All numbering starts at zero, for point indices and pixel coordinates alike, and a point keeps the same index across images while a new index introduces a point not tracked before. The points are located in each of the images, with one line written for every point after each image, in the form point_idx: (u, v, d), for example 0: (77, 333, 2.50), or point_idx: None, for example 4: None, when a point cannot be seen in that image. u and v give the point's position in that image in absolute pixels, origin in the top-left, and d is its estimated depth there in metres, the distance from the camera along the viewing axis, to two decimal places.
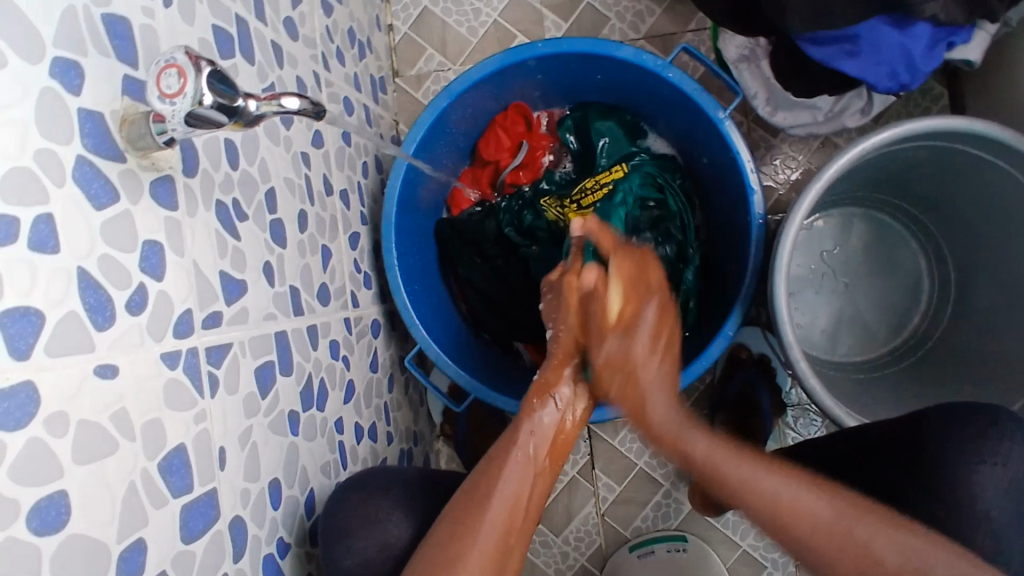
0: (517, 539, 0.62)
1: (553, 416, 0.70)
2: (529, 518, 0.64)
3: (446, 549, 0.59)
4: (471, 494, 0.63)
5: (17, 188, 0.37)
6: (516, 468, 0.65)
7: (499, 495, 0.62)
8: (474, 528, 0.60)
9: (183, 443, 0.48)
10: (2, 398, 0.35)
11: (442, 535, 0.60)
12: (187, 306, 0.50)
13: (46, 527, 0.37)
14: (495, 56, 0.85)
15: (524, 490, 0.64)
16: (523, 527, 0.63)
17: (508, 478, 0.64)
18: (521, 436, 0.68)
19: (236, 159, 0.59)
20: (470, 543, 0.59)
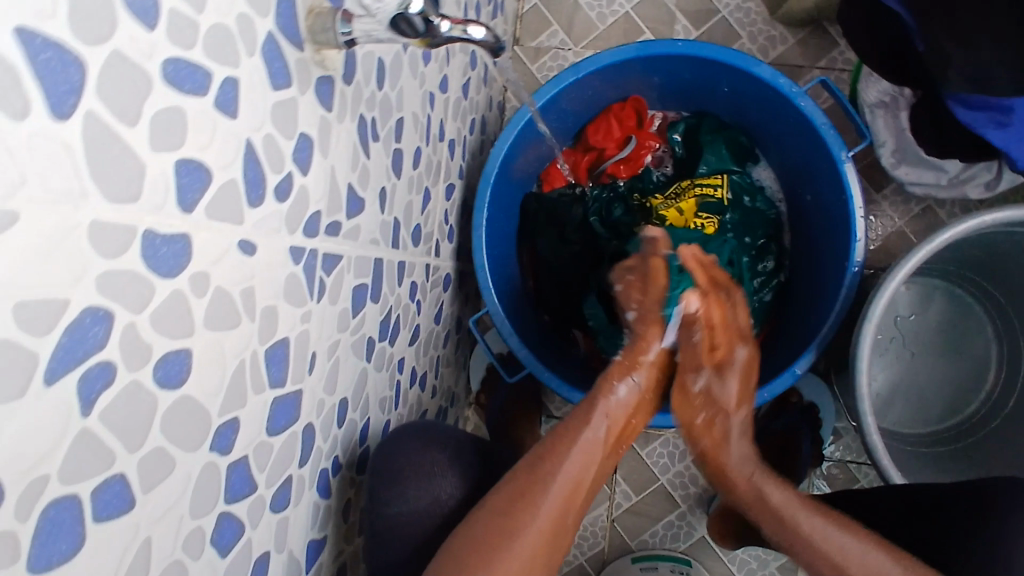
0: (571, 520, 0.66)
1: (628, 396, 0.74)
2: (589, 492, 0.69)
3: (505, 516, 0.62)
4: (526, 474, 0.65)
5: (216, 44, 0.37)
6: (586, 450, 0.69)
7: (561, 478, 0.66)
8: (532, 503, 0.63)
9: (286, 337, 0.48)
10: (163, 242, 0.35)
11: (499, 507, 0.62)
12: (318, 208, 0.50)
13: (168, 382, 0.37)
14: (632, 45, 0.84)
15: (587, 470, 0.68)
16: (582, 503, 0.67)
17: (574, 460, 0.67)
18: (596, 417, 0.71)
19: (382, 79, 0.59)
20: (525, 517, 0.62)
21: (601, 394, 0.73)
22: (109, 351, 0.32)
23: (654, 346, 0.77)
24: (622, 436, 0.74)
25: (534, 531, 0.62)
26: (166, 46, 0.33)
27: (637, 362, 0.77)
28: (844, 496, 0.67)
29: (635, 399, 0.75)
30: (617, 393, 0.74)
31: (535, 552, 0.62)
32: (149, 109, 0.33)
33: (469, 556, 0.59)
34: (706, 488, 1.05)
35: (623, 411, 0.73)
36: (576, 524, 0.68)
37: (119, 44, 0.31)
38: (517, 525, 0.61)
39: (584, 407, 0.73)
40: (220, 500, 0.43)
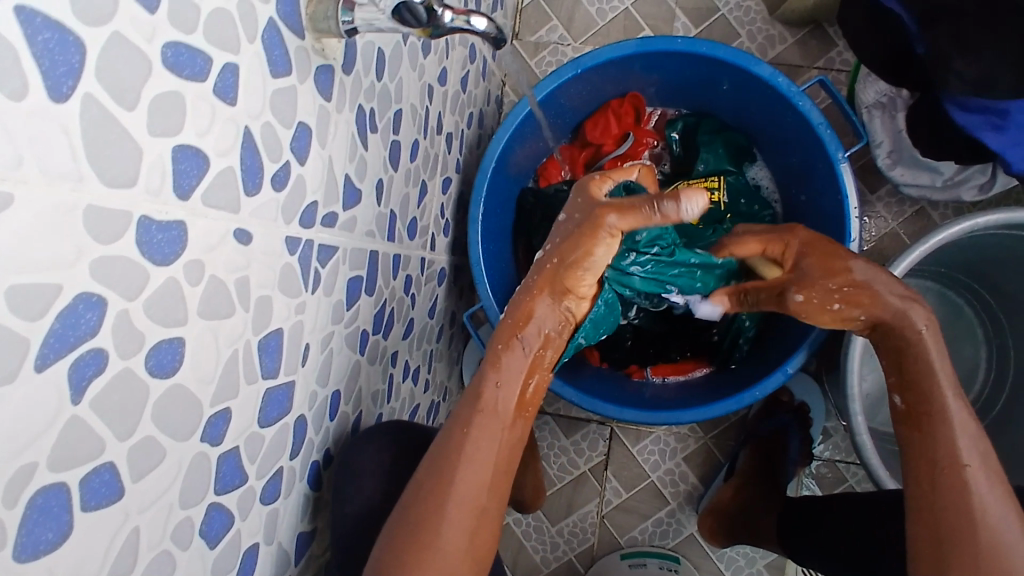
0: (494, 503, 0.59)
1: (524, 360, 0.64)
2: (502, 480, 0.60)
3: (417, 508, 0.56)
4: (439, 458, 0.58)
5: (217, 29, 0.36)
6: (485, 430, 0.60)
7: (472, 463, 0.58)
8: (449, 487, 0.57)
9: (281, 328, 0.47)
10: (159, 229, 0.34)
11: (422, 490, 0.57)
12: (315, 198, 0.50)
13: (161, 370, 0.36)
14: (632, 41, 0.84)
15: (489, 445, 0.59)
16: (501, 485, 0.59)
17: (478, 441, 0.59)
18: (486, 391, 0.61)
19: (382, 69, 0.59)
20: (443, 510, 0.56)
21: (489, 360, 0.64)
22: (102, 337, 0.32)
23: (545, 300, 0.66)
24: (524, 404, 0.63)
25: (455, 513, 0.56)
26: (166, 29, 0.33)
27: (523, 318, 0.65)
28: (945, 459, 0.60)
29: (529, 361, 0.64)
30: (507, 358, 0.63)
31: (468, 534, 0.57)
32: (148, 93, 0.32)
33: (402, 543, 0.56)
34: (696, 486, 1.06)
35: (514, 376, 0.63)
36: (502, 511, 0.60)
37: (119, 26, 0.30)
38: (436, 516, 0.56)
39: (476, 381, 0.63)
40: (210, 491, 0.43)
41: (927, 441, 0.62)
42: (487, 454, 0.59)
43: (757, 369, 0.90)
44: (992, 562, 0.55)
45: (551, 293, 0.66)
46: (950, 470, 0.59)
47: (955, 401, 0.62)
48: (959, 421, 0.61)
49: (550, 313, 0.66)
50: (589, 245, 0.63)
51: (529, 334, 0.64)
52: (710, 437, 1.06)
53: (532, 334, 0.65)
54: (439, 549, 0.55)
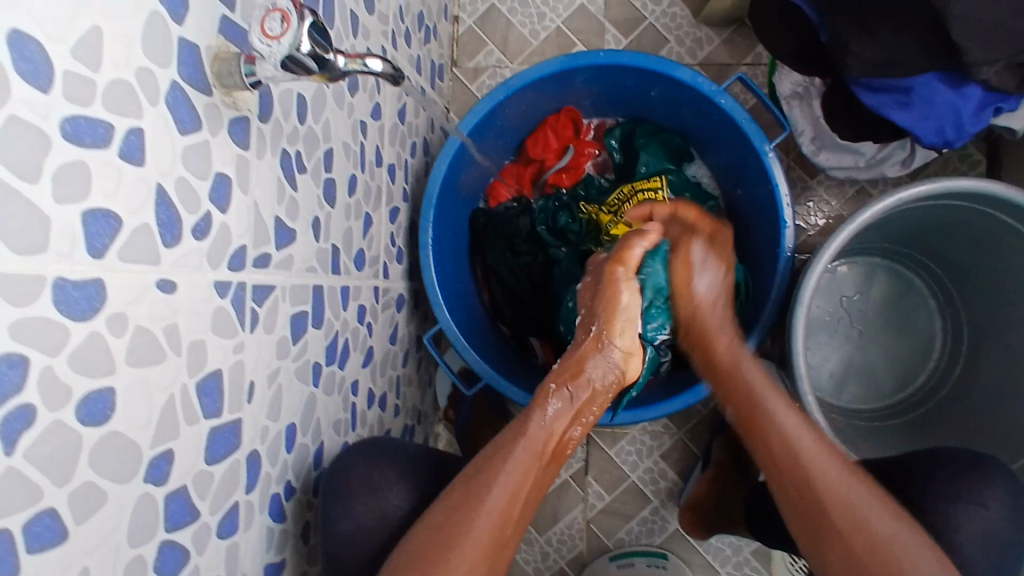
0: (511, 532, 0.64)
1: (554, 417, 0.71)
2: (523, 512, 0.66)
3: (445, 526, 0.61)
4: (467, 484, 0.64)
5: (116, 97, 0.39)
6: (522, 464, 0.67)
7: (501, 489, 0.64)
8: (472, 513, 0.62)
9: (219, 368, 0.50)
10: (75, 288, 0.37)
11: (434, 523, 0.62)
12: (243, 242, 0.52)
13: (92, 419, 0.39)
14: (557, 58, 0.87)
15: (525, 482, 0.66)
16: (519, 517, 0.65)
17: (511, 473, 0.65)
18: (531, 427, 0.70)
19: (304, 113, 0.62)
20: (460, 536, 0.61)
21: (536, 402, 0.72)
22: (28, 394, 0.34)
23: (592, 355, 0.75)
24: (560, 450, 0.72)
25: (474, 539, 0.61)
26: (64, 105, 0.36)
27: (576, 370, 0.74)
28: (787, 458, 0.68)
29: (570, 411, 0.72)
30: (552, 403, 0.72)
31: (472, 568, 0.60)
32: (50, 164, 0.35)
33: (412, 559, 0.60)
34: (676, 482, 1.07)
35: (561, 424, 0.72)
36: (518, 535, 0.66)
37: (15, 109, 0.33)
38: (458, 537, 0.60)
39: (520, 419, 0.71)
40: (159, 529, 0.45)
41: (769, 449, 0.70)
42: (517, 482, 0.65)
43: None
44: (851, 527, 0.63)
45: (595, 347, 0.76)
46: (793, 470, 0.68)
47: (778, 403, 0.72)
48: (788, 422, 0.70)
49: (601, 366, 0.75)
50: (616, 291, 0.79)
51: (582, 387, 0.74)
52: (684, 431, 1.08)
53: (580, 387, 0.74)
54: (449, 567, 0.59)
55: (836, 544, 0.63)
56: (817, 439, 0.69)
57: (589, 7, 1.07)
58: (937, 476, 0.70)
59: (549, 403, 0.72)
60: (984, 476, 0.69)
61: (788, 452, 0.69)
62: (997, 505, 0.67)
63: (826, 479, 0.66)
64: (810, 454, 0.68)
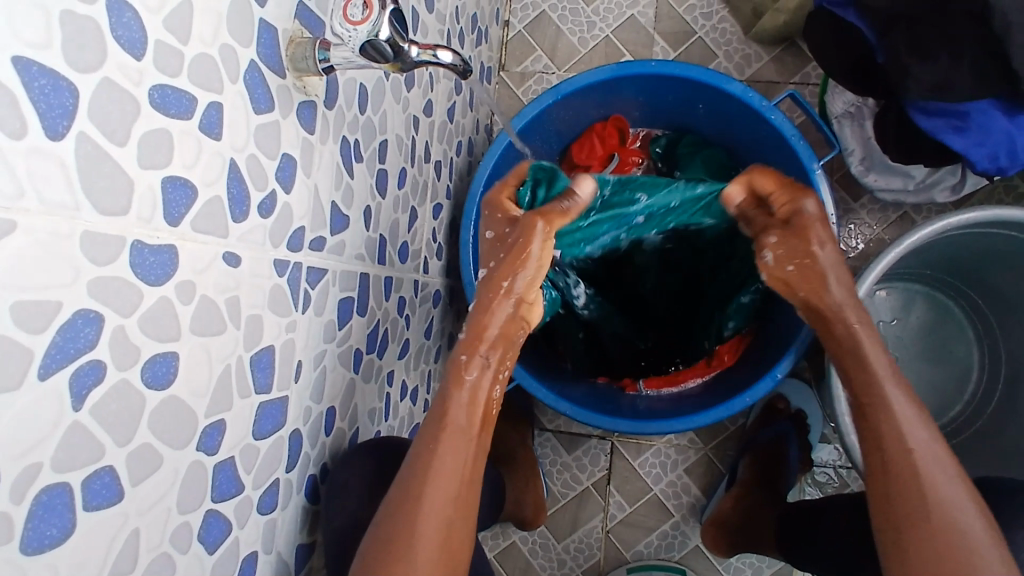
0: (463, 529, 0.58)
1: (479, 390, 0.62)
2: (472, 494, 0.59)
3: (394, 528, 0.55)
4: (408, 479, 0.57)
5: (200, 71, 0.40)
6: (454, 446, 0.59)
7: (441, 478, 0.57)
8: (418, 513, 0.56)
9: (272, 345, 0.51)
10: (151, 252, 0.38)
11: (389, 510, 0.57)
12: (302, 224, 0.53)
13: (156, 382, 0.40)
14: (609, 66, 0.88)
15: (460, 464, 0.59)
16: (470, 504, 0.59)
17: (447, 458, 0.58)
18: (450, 406, 0.61)
19: (364, 103, 0.63)
20: (414, 533, 0.55)
21: (453, 378, 0.63)
22: (100, 350, 0.35)
23: (502, 308, 0.65)
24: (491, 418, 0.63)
25: (426, 542, 0.55)
26: (153, 74, 0.37)
27: (482, 329, 0.65)
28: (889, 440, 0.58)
29: (493, 376, 0.64)
30: (471, 374, 0.63)
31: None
32: (137, 132, 0.36)
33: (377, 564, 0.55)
34: (699, 498, 1.07)
35: (483, 388, 0.63)
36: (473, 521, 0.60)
37: (108, 73, 0.34)
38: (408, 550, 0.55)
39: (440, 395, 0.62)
40: (206, 498, 0.46)
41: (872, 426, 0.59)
42: (456, 468, 0.58)
43: (751, 375, 0.91)
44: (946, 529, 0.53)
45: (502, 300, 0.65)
46: (890, 443, 0.58)
47: (895, 386, 0.60)
48: (895, 402, 0.59)
49: (507, 319, 0.66)
50: (528, 243, 0.66)
51: (491, 345, 0.65)
52: (710, 447, 1.08)
53: (491, 350, 0.65)
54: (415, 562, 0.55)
55: (917, 549, 0.53)
56: (930, 430, 0.58)
57: (640, 19, 1.08)
58: None
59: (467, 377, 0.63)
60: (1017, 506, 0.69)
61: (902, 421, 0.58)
62: None
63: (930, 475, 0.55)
64: (915, 439, 0.57)
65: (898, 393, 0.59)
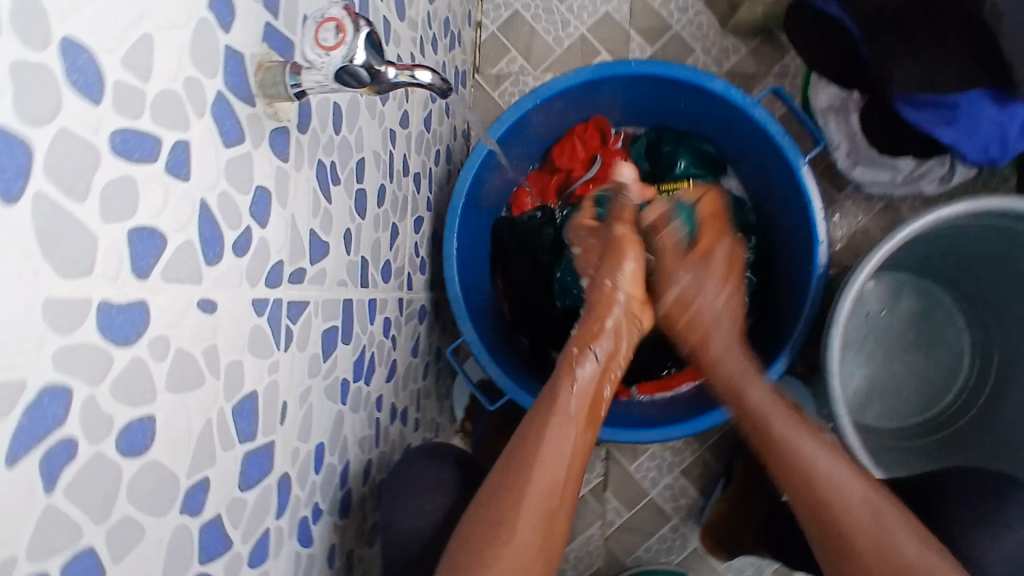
0: (562, 513, 0.64)
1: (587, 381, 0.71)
2: (574, 480, 0.65)
3: (494, 510, 0.61)
4: (520, 457, 0.64)
5: (164, 109, 0.37)
6: (561, 428, 0.66)
7: (547, 462, 0.64)
8: (519, 494, 0.62)
9: (255, 390, 0.48)
10: (119, 311, 0.35)
11: (493, 488, 0.63)
12: (280, 257, 0.50)
13: (132, 449, 0.37)
14: (588, 68, 0.86)
15: (568, 450, 0.66)
16: (568, 492, 0.64)
17: (557, 440, 0.65)
18: (561, 395, 0.69)
19: (339, 123, 0.60)
20: (514, 510, 0.61)
21: (563, 368, 0.72)
22: (70, 426, 0.32)
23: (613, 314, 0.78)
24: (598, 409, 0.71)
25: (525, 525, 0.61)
26: (113, 118, 0.34)
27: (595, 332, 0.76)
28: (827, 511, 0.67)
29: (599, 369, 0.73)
30: (582, 367, 0.72)
31: (526, 564, 0.60)
32: (99, 182, 0.33)
33: (473, 545, 0.60)
34: (696, 499, 1.06)
35: (594, 383, 0.72)
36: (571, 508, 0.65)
37: (65, 123, 0.31)
38: (505, 533, 0.60)
39: (551, 386, 0.71)
40: (193, 562, 0.43)
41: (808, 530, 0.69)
42: (559, 450, 0.65)
43: None
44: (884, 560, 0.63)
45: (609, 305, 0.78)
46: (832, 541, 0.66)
47: (827, 458, 0.69)
48: (822, 462, 0.68)
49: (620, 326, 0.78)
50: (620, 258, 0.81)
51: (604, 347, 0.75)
52: (705, 448, 1.06)
53: (602, 348, 0.75)
54: (511, 544, 0.59)
55: None
56: (847, 469, 0.68)
57: (615, 16, 1.06)
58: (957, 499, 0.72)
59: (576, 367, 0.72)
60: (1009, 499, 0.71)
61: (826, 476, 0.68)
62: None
63: (851, 510, 0.65)
64: (828, 481, 0.67)
65: (824, 457, 0.68)
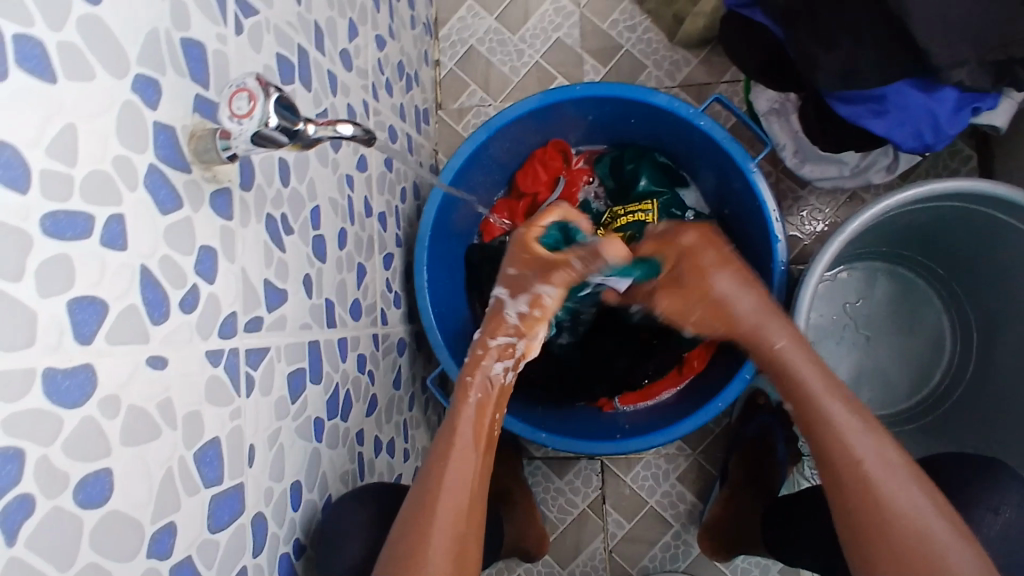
0: (470, 538, 0.60)
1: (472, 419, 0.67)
2: (477, 506, 0.63)
3: (408, 541, 0.58)
4: (424, 491, 0.61)
5: (94, 188, 0.41)
6: (463, 462, 0.63)
7: (451, 491, 0.61)
8: (429, 521, 0.59)
9: (217, 437, 0.51)
10: (65, 376, 0.38)
11: (406, 520, 0.60)
12: (233, 310, 0.53)
13: (91, 502, 0.40)
14: (536, 96, 0.90)
15: (466, 475, 0.63)
16: (473, 516, 0.61)
17: (456, 469, 0.62)
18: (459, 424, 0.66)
19: (287, 176, 0.63)
20: (424, 541, 0.58)
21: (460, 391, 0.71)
22: (27, 484, 0.36)
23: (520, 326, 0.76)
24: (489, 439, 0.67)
25: (437, 555, 0.57)
26: (42, 204, 0.37)
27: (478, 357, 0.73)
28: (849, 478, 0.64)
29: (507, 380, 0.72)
30: (474, 393, 0.70)
31: None
32: (32, 263, 0.36)
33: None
34: (695, 504, 1.06)
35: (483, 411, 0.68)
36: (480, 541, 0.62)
37: None
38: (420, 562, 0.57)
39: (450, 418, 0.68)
40: None
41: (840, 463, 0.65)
42: (458, 480, 0.62)
43: (723, 376, 0.91)
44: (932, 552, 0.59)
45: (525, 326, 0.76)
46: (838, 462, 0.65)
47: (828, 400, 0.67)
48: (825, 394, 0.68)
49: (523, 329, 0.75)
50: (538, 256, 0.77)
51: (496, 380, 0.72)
52: (699, 452, 1.07)
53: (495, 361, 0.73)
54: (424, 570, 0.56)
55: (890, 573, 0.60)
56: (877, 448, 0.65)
57: (566, 41, 1.10)
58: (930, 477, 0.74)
59: (469, 396, 0.69)
60: (975, 478, 0.73)
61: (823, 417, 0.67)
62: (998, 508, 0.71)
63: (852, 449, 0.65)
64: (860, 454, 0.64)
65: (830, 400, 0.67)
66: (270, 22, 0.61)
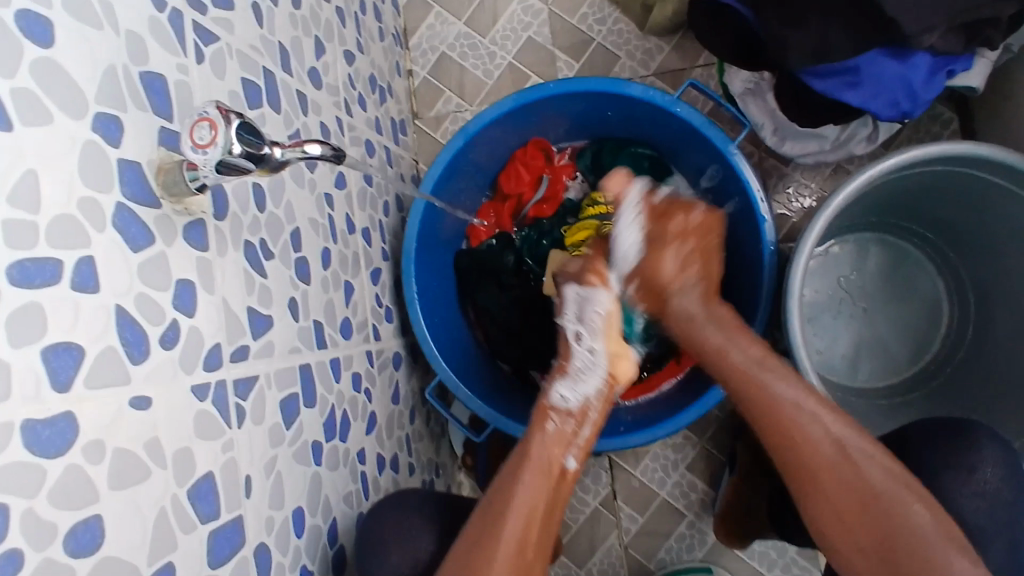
0: (534, 553, 0.67)
1: (547, 448, 0.74)
2: (547, 525, 0.69)
3: (468, 556, 0.64)
4: (495, 507, 0.68)
5: (60, 232, 0.40)
6: (537, 484, 0.71)
7: (520, 504, 0.68)
8: (495, 538, 0.65)
9: (211, 471, 0.50)
10: (45, 426, 0.37)
11: (468, 537, 0.66)
12: (217, 340, 0.53)
13: (84, 549, 0.39)
14: (509, 97, 0.89)
15: (540, 498, 0.70)
16: (540, 538, 0.68)
17: (527, 487, 0.70)
18: (533, 449, 0.74)
19: (263, 201, 0.63)
20: (490, 554, 0.64)
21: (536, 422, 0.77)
22: (13, 539, 0.35)
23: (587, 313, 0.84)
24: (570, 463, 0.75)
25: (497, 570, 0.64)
26: (7, 254, 0.36)
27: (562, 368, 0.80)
28: (861, 494, 0.68)
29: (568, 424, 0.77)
30: (551, 421, 0.76)
31: None
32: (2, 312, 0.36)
33: None
34: (707, 491, 1.06)
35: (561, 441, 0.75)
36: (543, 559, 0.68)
37: None
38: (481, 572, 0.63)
39: (524, 445, 0.75)
40: None
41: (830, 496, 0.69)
42: (532, 497, 0.69)
43: None
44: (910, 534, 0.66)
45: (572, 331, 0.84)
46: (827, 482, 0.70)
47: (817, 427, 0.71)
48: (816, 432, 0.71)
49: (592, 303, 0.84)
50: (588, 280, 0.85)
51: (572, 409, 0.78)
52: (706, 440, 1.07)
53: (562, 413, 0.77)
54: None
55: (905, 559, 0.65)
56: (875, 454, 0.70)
57: (537, 39, 1.09)
58: (936, 449, 0.74)
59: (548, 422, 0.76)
60: (982, 446, 0.73)
61: (796, 411, 0.72)
62: (999, 472, 0.72)
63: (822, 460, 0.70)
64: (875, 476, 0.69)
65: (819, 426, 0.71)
66: (232, 47, 0.61)
